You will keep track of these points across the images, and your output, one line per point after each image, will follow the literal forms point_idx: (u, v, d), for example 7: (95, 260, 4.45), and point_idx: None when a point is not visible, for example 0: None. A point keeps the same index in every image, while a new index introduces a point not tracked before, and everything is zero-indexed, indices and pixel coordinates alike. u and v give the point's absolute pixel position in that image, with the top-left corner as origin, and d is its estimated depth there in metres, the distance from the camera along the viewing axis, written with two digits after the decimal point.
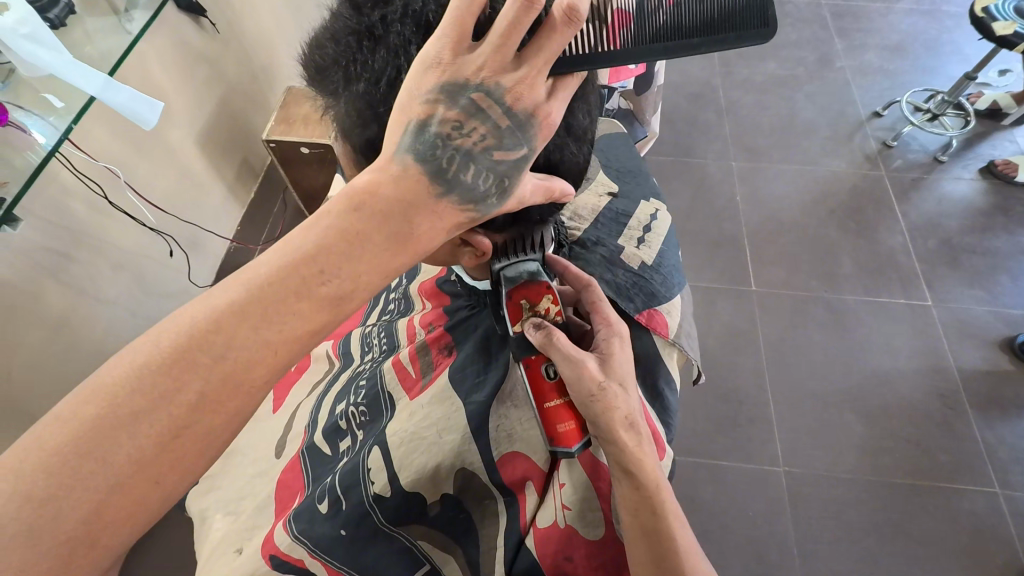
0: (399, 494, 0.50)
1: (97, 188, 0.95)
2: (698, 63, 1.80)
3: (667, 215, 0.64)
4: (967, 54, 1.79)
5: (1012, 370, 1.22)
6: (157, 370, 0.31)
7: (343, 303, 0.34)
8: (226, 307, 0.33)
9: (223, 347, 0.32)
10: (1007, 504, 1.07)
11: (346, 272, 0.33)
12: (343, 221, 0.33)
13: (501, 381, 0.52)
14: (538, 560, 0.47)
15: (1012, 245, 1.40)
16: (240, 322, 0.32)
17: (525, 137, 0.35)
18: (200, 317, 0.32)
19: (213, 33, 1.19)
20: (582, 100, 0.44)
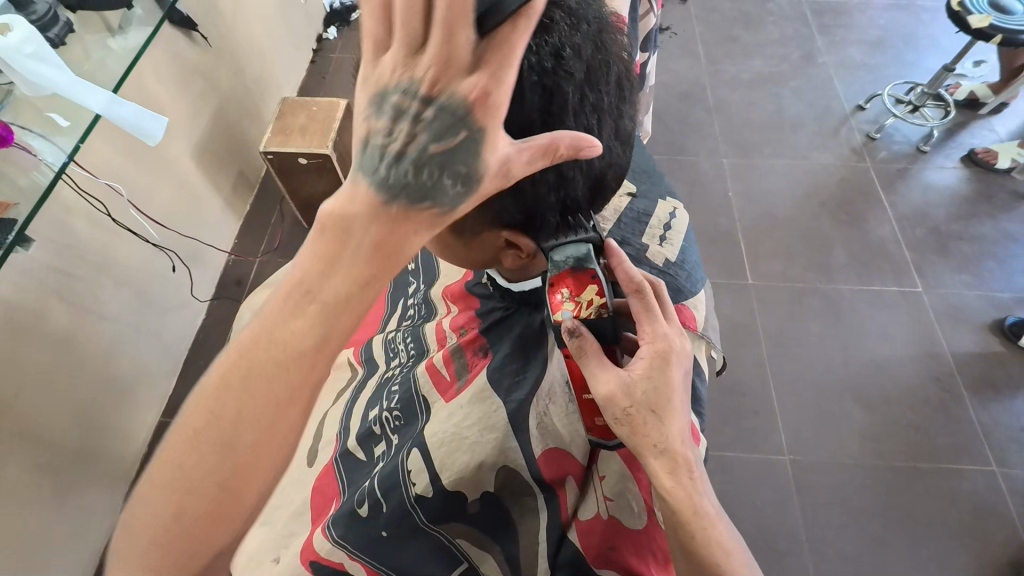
0: (440, 494, 0.51)
1: (100, 205, 0.95)
2: (686, 63, 1.83)
3: (685, 213, 0.64)
4: (944, 47, 1.85)
5: (1004, 352, 1.26)
6: (203, 403, 0.37)
7: (332, 321, 0.36)
8: (231, 367, 0.37)
9: (239, 401, 0.36)
10: (1005, 482, 1.10)
11: (327, 289, 0.36)
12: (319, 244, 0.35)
13: (540, 377, 0.52)
14: (581, 551, 0.50)
15: (996, 230, 1.45)
16: (245, 369, 0.36)
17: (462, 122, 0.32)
18: (215, 381, 0.37)
19: (205, 46, 1.19)
20: (627, 102, 0.45)
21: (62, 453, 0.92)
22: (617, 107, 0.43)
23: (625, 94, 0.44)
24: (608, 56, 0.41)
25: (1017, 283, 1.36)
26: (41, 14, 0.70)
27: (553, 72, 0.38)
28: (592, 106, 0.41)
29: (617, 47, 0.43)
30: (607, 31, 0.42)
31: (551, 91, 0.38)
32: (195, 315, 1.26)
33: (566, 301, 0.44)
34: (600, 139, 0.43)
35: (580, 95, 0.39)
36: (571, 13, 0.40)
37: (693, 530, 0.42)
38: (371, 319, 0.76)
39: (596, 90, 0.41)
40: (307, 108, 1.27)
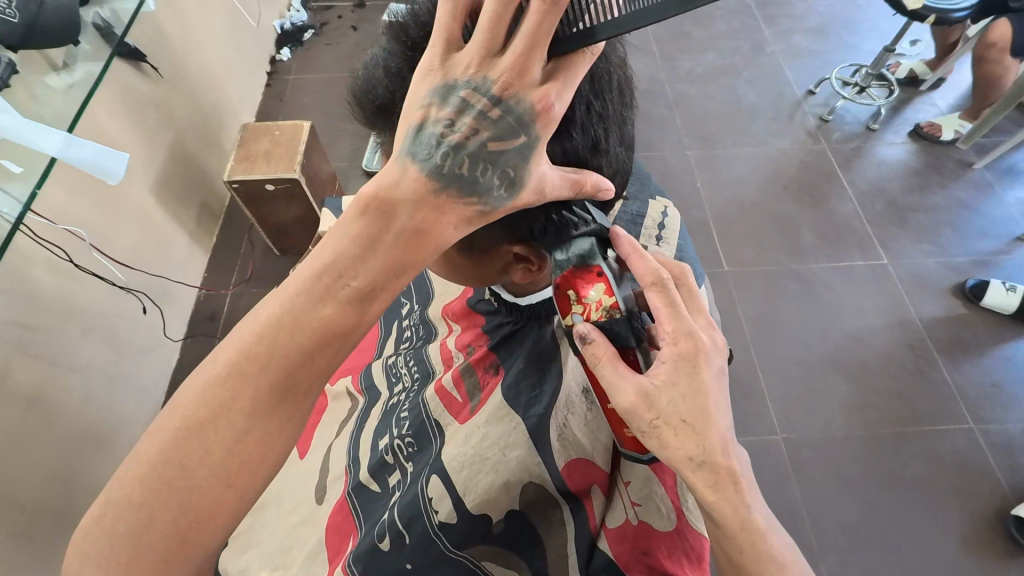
0: (465, 518, 0.50)
1: (61, 252, 0.90)
2: (642, 62, 1.87)
3: (677, 211, 0.64)
4: (882, 29, 1.94)
5: (968, 314, 1.32)
6: (218, 381, 0.37)
7: (359, 313, 0.37)
8: (241, 352, 0.37)
9: (250, 390, 0.37)
10: (983, 437, 1.15)
11: (360, 277, 0.36)
12: (357, 228, 0.36)
13: (557, 390, 0.51)
14: (615, 558, 0.50)
15: (948, 199, 1.53)
16: (257, 356, 0.37)
17: (521, 126, 0.36)
18: (223, 366, 0.37)
19: (156, 77, 1.15)
20: (628, 108, 0.48)
21: (40, 517, 0.86)
22: (619, 113, 0.46)
23: (625, 104, 0.46)
24: (610, 66, 0.43)
25: (973, 247, 1.43)
26: None
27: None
28: (599, 114, 0.43)
29: (616, 56, 0.45)
30: (607, 43, 0.44)
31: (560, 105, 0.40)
32: (169, 356, 1.21)
33: (574, 305, 0.42)
34: (608, 147, 0.45)
35: (587, 106, 0.41)
36: None
37: (741, 544, 0.39)
38: (365, 344, 0.74)
39: (602, 100, 0.43)
40: (270, 133, 1.24)
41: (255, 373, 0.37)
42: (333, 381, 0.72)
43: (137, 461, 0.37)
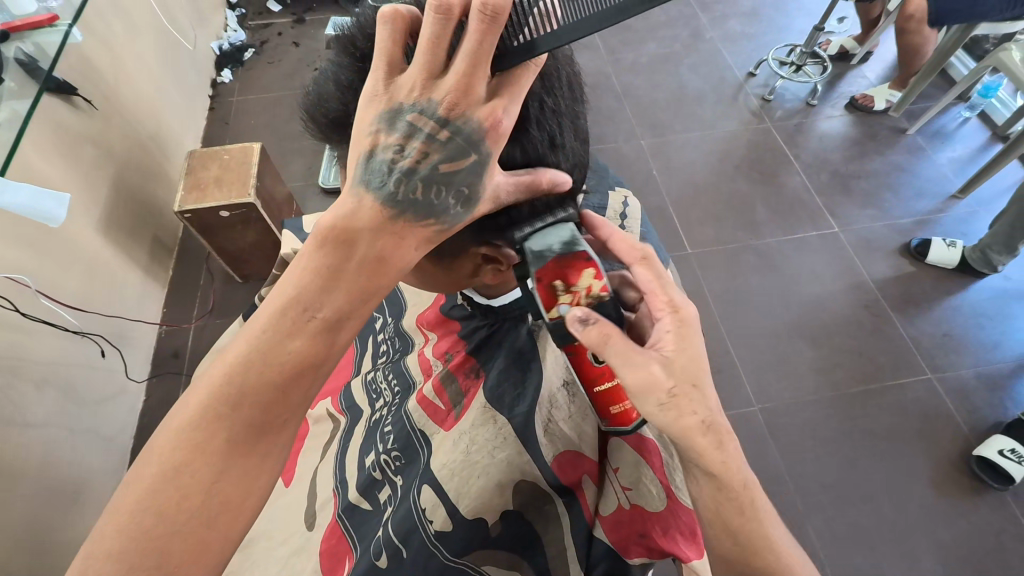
0: (461, 525, 0.50)
1: (8, 303, 0.86)
2: (587, 56, 1.90)
3: (636, 199, 0.66)
4: (809, 9, 2.04)
5: (915, 270, 1.40)
6: (192, 424, 0.37)
7: (329, 343, 0.39)
8: (214, 391, 0.37)
9: (227, 428, 0.37)
10: (941, 385, 1.22)
11: (325, 308, 0.38)
12: (319, 262, 0.37)
13: (540, 388, 0.53)
14: (613, 545, 0.50)
15: (886, 164, 1.61)
16: (229, 394, 0.37)
17: (471, 145, 0.36)
18: (197, 407, 0.37)
19: (90, 111, 1.10)
20: (580, 103, 0.48)
21: None
22: (572, 109, 0.46)
23: (577, 96, 0.46)
24: (558, 63, 0.44)
25: (913, 208, 1.52)
26: None
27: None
28: (552, 110, 0.43)
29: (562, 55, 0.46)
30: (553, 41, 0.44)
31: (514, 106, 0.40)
32: (134, 399, 1.16)
33: (562, 295, 0.42)
34: (564, 142, 0.45)
35: (539, 104, 0.42)
36: None
37: (742, 504, 0.40)
38: (342, 364, 0.74)
39: (554, 97, 0.43)
40: (219, 158, 1.20)
41: (231, 410, 0.37)
42: (313, 405, 0.70)
43: (112, 515, 0.36)
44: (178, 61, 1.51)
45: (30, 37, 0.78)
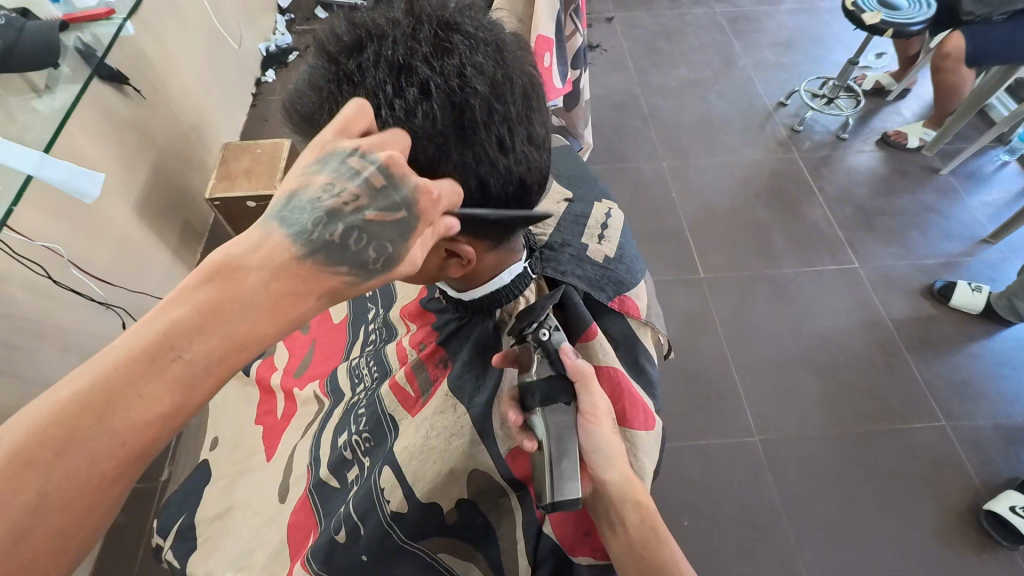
0: (416, 507, 0.53)
1: (40, 269, 0.92)
2: (617, 76, 1.92)
3: (620, 212, 0.68)
4: (847, 42, 2.02)
5: (936, 313, 1.36)
6: (65, 415, 0.31)
7: (191, 390, 0.33)
8: (101, 381, 0.32)
9: (111, 427, 0.31)
10: (955, 433, 1.18)
11: (194, 349, 0.33)
12: (199, 297, 0.33)
13: (499, 382, 0.56)
14: (559, 541, 0.57)
15: (914, 203, 1.57)
16: (119, 390, 0.32)
17: (409, 210, 0.37)
18: (75, 396, 0.31)
19: (137, 99, 1.18)
20: (538, 113, 0.48)
21: None
22: (526, 116, 0.46)
23: (531, 100, 0.46)
24: (509, 69, 0.44)
25: (938, 249, 1.48)
26: None
27: (457, 90, 0.41)
28: (502, 116, 0.43)
29: (520, 61, 0.46)
30: (511, 50, 0.45)
31: (459, 107, 0.41)
32: None
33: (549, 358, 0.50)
34: (515, 145, 0.45)
35: (486, 107, 0.42)
36: (468, 37, 0.43)
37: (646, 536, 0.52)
38: (331, 348, 0.76)
39: (503, 101, 0.43)
40: (251, 151, 1.27)
41: (47, 453, 0.30)
42: (301, 386, 0.74)
43: None
44: (224, 59, 1.60)
45: (88, 27, 0.85)
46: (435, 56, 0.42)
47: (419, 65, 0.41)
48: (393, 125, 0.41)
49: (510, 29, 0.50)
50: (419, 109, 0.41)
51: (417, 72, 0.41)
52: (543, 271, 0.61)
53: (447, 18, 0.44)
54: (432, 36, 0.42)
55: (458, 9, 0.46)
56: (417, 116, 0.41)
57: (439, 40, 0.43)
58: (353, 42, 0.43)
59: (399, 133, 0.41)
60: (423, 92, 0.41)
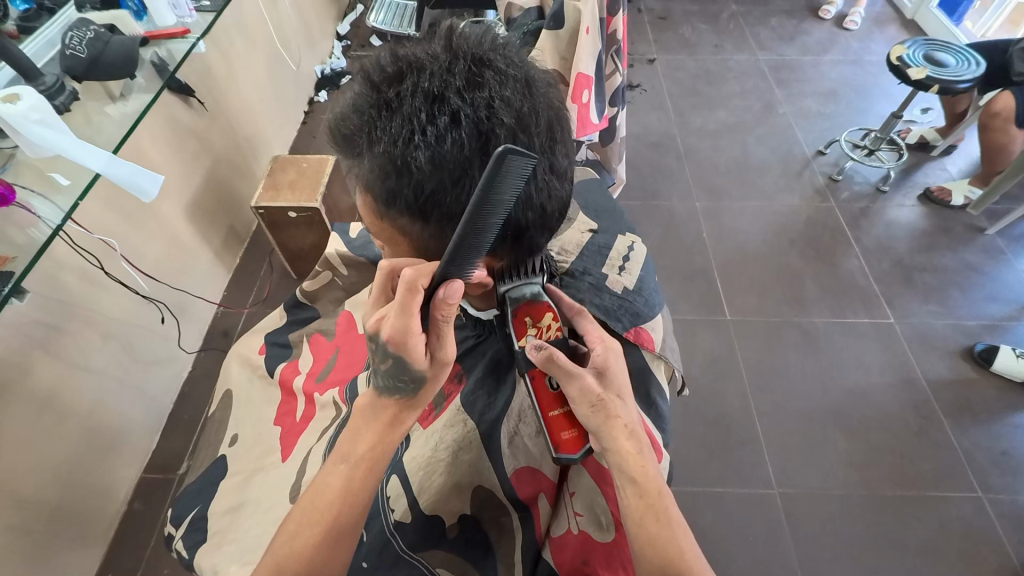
0: (418, 517, 0.56)
1: (93, 259, 0.98)
2: (656, 116, 1.96)
3: (643, 246, 0.69)
4: (893, 96, 2.00)
5: (976, 378, 1.29)
6: (302, 505, 0.49)
7: (363, 464, 0.49)
8: (317, 484, 0.49)
9: (324, 501, 0.48)
10: (993, 507, 1.11)
11: (359, 444, 0.50)
12: (353, 418, 0.51)
13: (510, 401, 0.58)
14: (556, 567, 0.55)
15: (957, 261, 1.52)
16: (326, 481, 0.49)
17: (391, 356, 0.45)
18: (307, 494, 0.50)
19: (200, 111, 1.27)
20: (561, 145, 0.49)
21: (37, 511, 0.90)
22: (550, 146, 0.48)
23: (554, 129, 0.48)
24: (535, 103, 0.47)
25: (982, 311, 1.42)
26: (49, 85, 0.76)
27: (485, 120, 0.43)
28: (526, 146, 0.45)
29: (547, 96, 0.49)
30: (539, 86, 0.48)
31: (486, 135, 0.43)
32: (181, 368, 1.25)
33: (530, 328, 0.51)
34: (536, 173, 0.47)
35: (511, 137, 0.44)
36: (500, 73, 0.46)
37: (652, 518, 0.46)
38: (354, 358, 0.79)
39: (527, 133, 0.45)
40: (298, 165, 1.33)
41: (295, 525, 0.48)
42: (321, 391, 0.77)
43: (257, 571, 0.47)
44: (282, 79, 1.70)
45: (164, 44, 0.93)
46: (467, 89, 0.44)
47: (453, 97, 0.44)
48: (424, 149, 0.43)
49: (541, 68, 0.53)
50: (449, 135, 0.43)
51: (449, 103, 0.43)
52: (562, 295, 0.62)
53: (481, 54, 0.47)
54: (466, 71, 0.45)
55: (492, 47, 0.48)
56: (447, 142, 0.43)
57: (472, 74, 0.45)
58: (394, 73, 0.46)
59: (429, 156, 0.43)
60: (454, 120, 0.43)
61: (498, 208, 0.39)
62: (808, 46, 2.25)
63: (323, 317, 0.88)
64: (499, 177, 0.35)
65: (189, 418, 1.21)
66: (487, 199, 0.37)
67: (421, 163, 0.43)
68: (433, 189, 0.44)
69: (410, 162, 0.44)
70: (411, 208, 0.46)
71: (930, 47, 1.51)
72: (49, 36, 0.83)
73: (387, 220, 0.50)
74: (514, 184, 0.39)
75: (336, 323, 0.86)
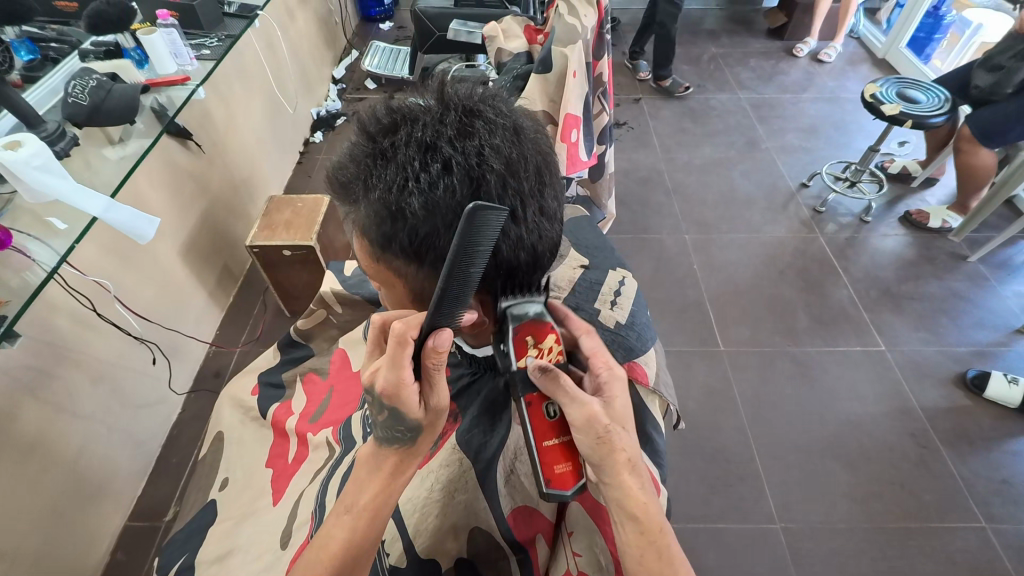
0: (413, 562, 0.54)
1: (86, 301, 0.98)
2: (643, 153, 2.01)
3: (634, 280, 0.70)
4: (870, 131, 2.08)
5: (970, 404, 1.30)
6: (308, 556, 0.48)
7: (367, 512, 0.48)
8: (324, 532, 0.49)
9: (329, 550, 0.47)
10: (997, 538, 1.09)
11: (360, 496, 0.49)
12: (357, 469, 0.51)
13: (505, 439, 0.58)
14: None
15: (943, 289, 1.55)
16: (330, 531, 0.48)
17: (385, 407, 0.46)
18: (314, 543, 0.49)
19: (198, 153, 1.29)
20: (550, 189, 0.51)
21: (16, 567, 0.86)
22: (539, 190, 0.49)
23: (542, 175, 0.50)
24: (524, 149, 0.48)
25: (971, 338, 1.44)
26: (51, 131, 0.78)
27: (476, 167, 0.45)
28: (515, 190, 0.47)
29: (534, 142, 0.50)
30: (526, 132, 0.50)
31: (477, 181, 0.45)
32: (171, 409, 1.23)
33: (531, 349, 0.48)
34: (527, 215, 0.48)
35: (501, 182, 0.46)
36: (490, 122, 0.48)
37: (653, 557, 0.46)
38: (350, 397, 0.78)
39: (517, 178, 0.47)
40: (293, 204, 1.35)
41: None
42: (315, 432, 0.76)
43: None
44: (279, 121, 1.74)
45: (165, 91, 0.97)
46: (458, 138, 0.46)
47: (445, 145, 0.45)
48: (418, 195, 0.44)
49: (527, 115, 0.55)
50: (441, 182, 0.44)
51: (441, 152, 0.45)
52: None
53: (471, 105, 0.49)
54: (457, 121, 0.47)
55: (483, 98, 0.51)
56: (440, 188, 0.44)
57: (463, 124, 0.47)
58: (389, 124, 0.48)
59: (423, 202, 0.44)
60: (446, 168, 0.45)
61: (478, 257, 0.40)
62: (787, 85, 2.35)
63: (318, 355, 0.88)
64: (474, 232, 0.37)
65: (177, 462, 1.18)
66: (466, 252, 0.38)
67: (415, 209, 0.45)
68: (427, 233, 0.46)
69: (405, 208, 0.45)
70: (406, 252, 0.47)
71: (901, 85, 1.58)
72: (54, 85, 0.86)
73: (383, 262, 0.51)
74: (491, 233, 0.40)
75: (330, 361, 0.85)
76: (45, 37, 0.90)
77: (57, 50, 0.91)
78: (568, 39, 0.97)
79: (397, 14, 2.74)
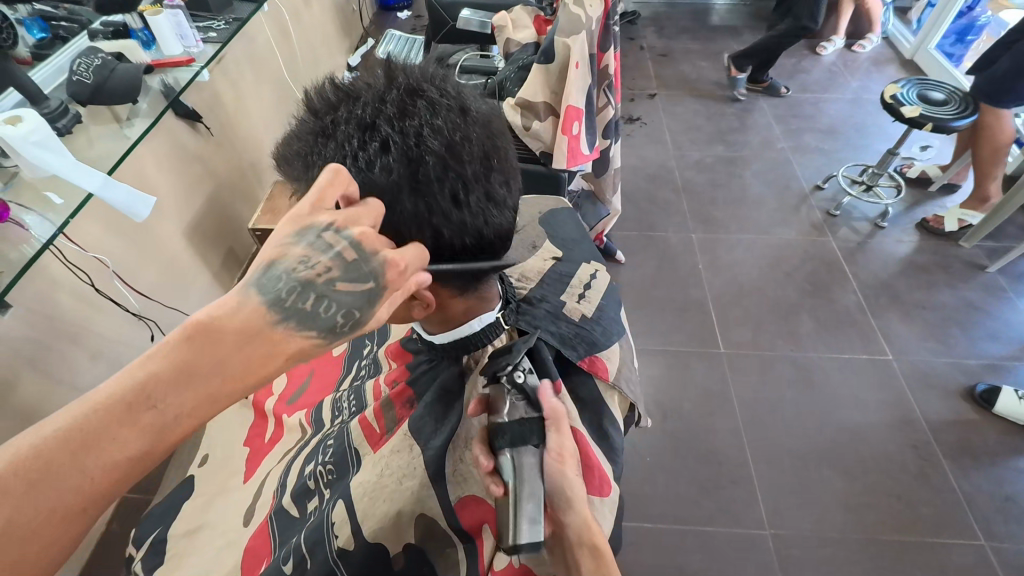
0: (361, 546, 0.55)
1: (86, 277, 1.00)
2: (655, 149, 1.98)
3: (606, 274, 0.70)
4: (891, 134, 2.02)
5: (977, 418, 1.26)
6: (78, 433, 0.33)
7: (196, 406, 0.35)
8: (112, 408, 0.33)
9: (125, 436, 0.33)
10: (995, 556, 1.06)
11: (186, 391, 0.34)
12: (184, 347, 0.35)
13: (455, 429, 0.57)
14: None
15: (957, 298, 1.50)
16: (129, 410, 0.33)
17: (366, 274, 0.39)
18: (90, 415, 0.33)
19: (207, 135, 1.31)
20: (498, 172, 0.50)
21: None
22: (485, 174, 0.48)
23: (489, 159, 0.49)
24: (468, 131, 0.47)
25: (983, 350, 1.39)
26: (53, 108, 0.79)
27: (414, 147, 0.45)
28: (456, 173, 0.46)
29: (483, 124, 0.50)
30: (474, 113, 0.49)
31: (414, 162, 0.45)
32: None
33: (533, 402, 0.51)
34: (469, 199, 0.47)
35: (440, 163, 0.45)
36: (432, 102, 0.47)
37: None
38: (323, 376, 0.78)
39: (459, 160, 0.46)
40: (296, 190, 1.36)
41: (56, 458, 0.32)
42: (290, 413, 0.76)
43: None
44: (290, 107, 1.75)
45: (171, 72, 0.99)
46: (397, 117, 0.46)
47: (384, 124, 0.45)
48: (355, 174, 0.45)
49: (484, 99, 0.54)
50: (378, 161, 0.44)
51: (380, 130, 0.45)
52: (517, 322, 0.62)
53: (416, 85, 0.48)
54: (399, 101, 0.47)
55: (431, 79, 0.50)
56: (376, 168, 0.44)
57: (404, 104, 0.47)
58: (333, 102, 0.48)
59: (360, 181, 0.45)
60: (384, 147, 0.45)
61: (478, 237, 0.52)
62: (808, 85, 2.29)
63: None
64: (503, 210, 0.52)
65: None
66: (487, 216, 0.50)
67: None
68: None
69: None
70: None
71: (920, 87, 1.53)
72: (60, 64, 0.87)
73: None
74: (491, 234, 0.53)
75: None
76: (56, 16, 0.92)
77: (66, 29, 0.92)
78: (569, 30, 0.94)
79: (414, 3, 2.74)
